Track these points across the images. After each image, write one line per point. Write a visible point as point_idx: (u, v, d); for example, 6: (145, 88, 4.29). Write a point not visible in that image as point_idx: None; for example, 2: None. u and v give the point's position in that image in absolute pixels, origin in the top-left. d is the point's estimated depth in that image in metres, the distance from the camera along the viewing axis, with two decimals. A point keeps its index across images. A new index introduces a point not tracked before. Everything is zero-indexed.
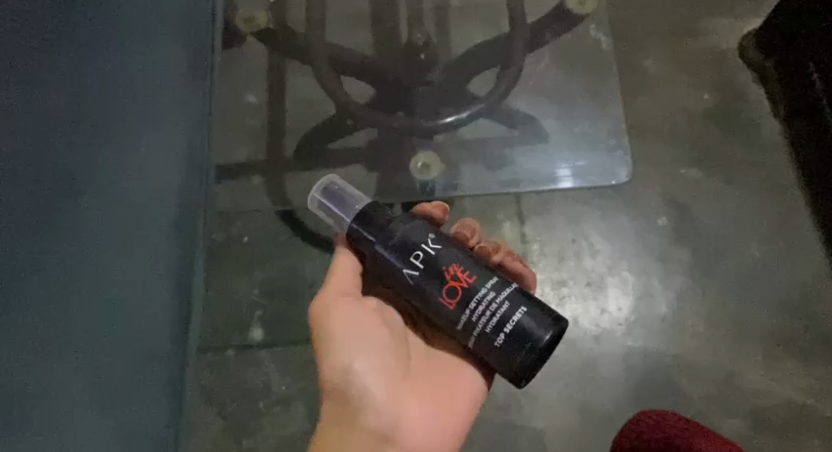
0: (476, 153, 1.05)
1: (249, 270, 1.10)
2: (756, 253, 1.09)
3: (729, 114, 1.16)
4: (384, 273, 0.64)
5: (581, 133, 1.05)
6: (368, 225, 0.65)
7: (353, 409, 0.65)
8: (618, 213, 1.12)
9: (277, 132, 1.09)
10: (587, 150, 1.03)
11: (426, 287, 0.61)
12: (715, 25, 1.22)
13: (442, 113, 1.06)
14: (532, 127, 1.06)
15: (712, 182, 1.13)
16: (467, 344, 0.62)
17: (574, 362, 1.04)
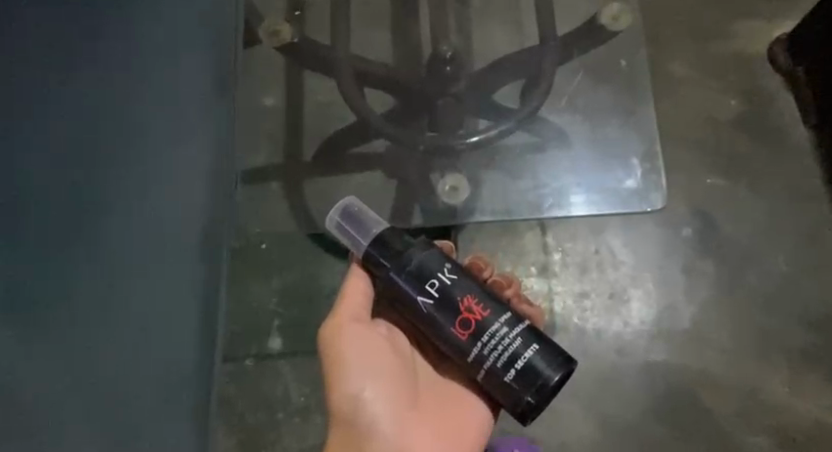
0: (500, 169, 1.06)
1: (267, 277, 1.09)
2: (781, 266, 1.07)
3: (757, 121, 1.13)
4: (397, 300, 0.62)
5: (602, 155, 1.07)
6: (384, 250, 0.62)
7: (361, 437, 0.65)
8: (643, 221, 1.10)
9: (297, 136, 1.11)
10: (612, 174, 1.06)
11: (440, 317, 0.60)
12: (746, 26, 1.18)
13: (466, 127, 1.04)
14: (559, 146, 1.07)
15: (738, 191, 1.10)
16: (475, 375, 0.61)
17: (595, 375, 1.02)
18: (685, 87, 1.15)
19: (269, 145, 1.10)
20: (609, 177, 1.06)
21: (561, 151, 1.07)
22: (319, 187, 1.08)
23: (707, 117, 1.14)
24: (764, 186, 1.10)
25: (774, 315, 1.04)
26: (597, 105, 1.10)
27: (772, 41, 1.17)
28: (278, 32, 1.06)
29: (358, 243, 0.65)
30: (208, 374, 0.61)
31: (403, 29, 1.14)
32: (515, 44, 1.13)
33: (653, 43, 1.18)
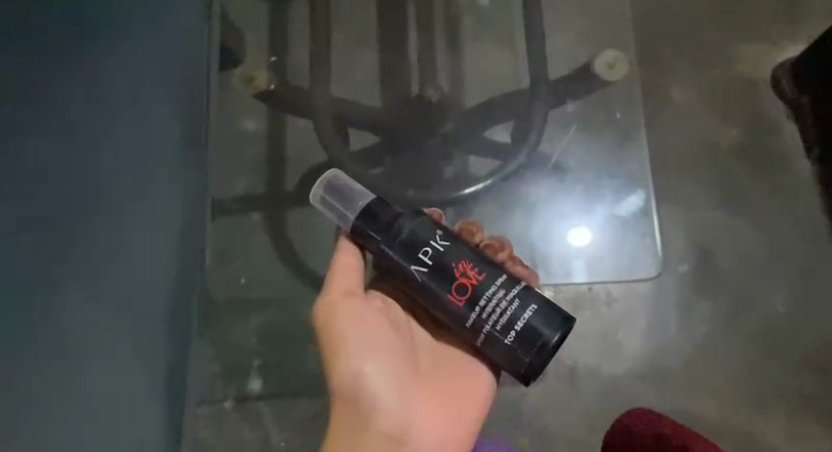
0: (494, 213, 1.01)
1: (246, 317, 0.99)
2: (781, 309, 1.01)
3: (757, 151, 1.08)
4: (391, 271, 0.64)
5: (594, 195, 1.02)
6: (375, 223, 0.64)
7: (363, 414, 0.66)
8: (630, 266, 1.01)
9: (280, 165, 1.08)
10: (604, 223, 1.01)
11: (436, 288, 0.62)
12: (748, 51, 1.13)
13: (455, 167, 1.03)
14: (558, 188, 1.02)
15: (738, 226, 1.05)
16: (474, 339, 0.63)
17: (582, 418, 0.98)
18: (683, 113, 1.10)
19: (252, 173, 1.06)
20: (603, 219, 1.01)
21: (553, 185, 1.02)
22: (300, 220, 1.05)
23: (704, 146, 1.09)
24: (764, 220, 1.05)
25: (772, 359, 0.99)
26: (588, 145, 1.04)
27: (777, 67, 1.11)
28: (255, 78, 1.05)
29: (349, 216, 0.66)
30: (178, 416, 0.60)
31: (390, 57, 1.10)
32: (508, 62, 1.09)
33: (651, 66, 1.12)
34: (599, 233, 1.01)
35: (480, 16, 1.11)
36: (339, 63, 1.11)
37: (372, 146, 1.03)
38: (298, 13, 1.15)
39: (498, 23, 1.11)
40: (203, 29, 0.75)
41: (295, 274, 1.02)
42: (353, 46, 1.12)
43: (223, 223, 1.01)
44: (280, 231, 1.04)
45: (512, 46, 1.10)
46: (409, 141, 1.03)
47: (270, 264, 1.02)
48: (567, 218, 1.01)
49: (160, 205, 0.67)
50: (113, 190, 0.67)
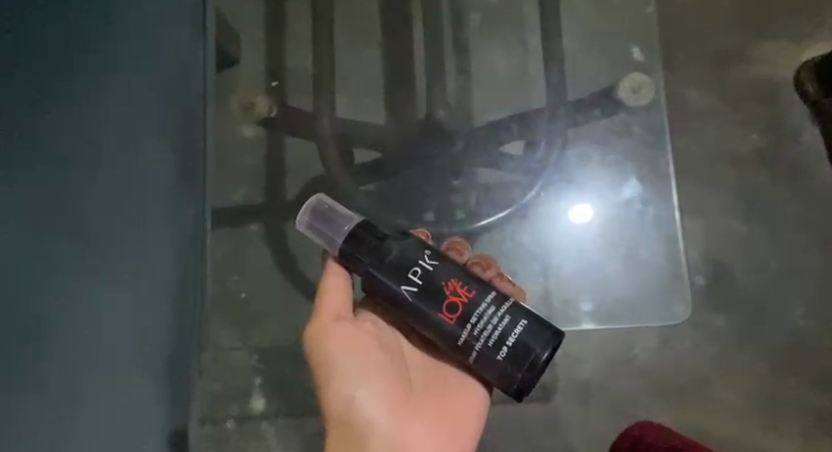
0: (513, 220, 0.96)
1: (246, 336, 0.96)
2: (798, 322, 0.97)
3: (779, 159, 1.02)
4: (379, 295, 0.60)
5: (611, 206, 0.97)
6: (358, 244, 0.60)
7: (355, 440, 0.62)
8: (644, 283, 0.97)
9: (278, 175, 1.01)
10: (621, 245, 0.97)
11: (426, 307, 0.58)
12: (773, 50, 1.06)
13: (466, 176, 0.97)
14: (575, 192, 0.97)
15: (757, 237, 1.00)
16: (464, 358, 0.59)
17: (589, 436, 0.95)
18: (701, 117, 1.04)
19: (248, 182, 1.00)
20: (622, 234, 0.97)
21: (561, 191, 0.97)
22: (298, 232, 0.98)
23: (725, 155, 1.03)
24: (784, 231, 1.00)
25: (787, 377, 0.95)
26: (608, 163, 0.99)
27: (798, 68, 1.04)
28: (255, 105, 1.03)
29: (329, 236, 0.62)
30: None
31: (393, 60, 1.04)
32: (515, 64, 1.02)
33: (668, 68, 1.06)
34: (625, 244, 0.97)
35: (487, 12, 1.04)
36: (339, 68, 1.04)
37: (376, 165, 0.97)
38: (295, 11, 1.07)
39: (508, 19, 1.03)
40: (196, 40, 0.66)
41: (295, 289, 0.97)
42: (353, 48, 1.05)
43: (222, 237, 0.97)
44: (279, 244, 0.98)
45: (521, 46, 1.03)
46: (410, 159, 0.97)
47: (267, 279, 0.97)
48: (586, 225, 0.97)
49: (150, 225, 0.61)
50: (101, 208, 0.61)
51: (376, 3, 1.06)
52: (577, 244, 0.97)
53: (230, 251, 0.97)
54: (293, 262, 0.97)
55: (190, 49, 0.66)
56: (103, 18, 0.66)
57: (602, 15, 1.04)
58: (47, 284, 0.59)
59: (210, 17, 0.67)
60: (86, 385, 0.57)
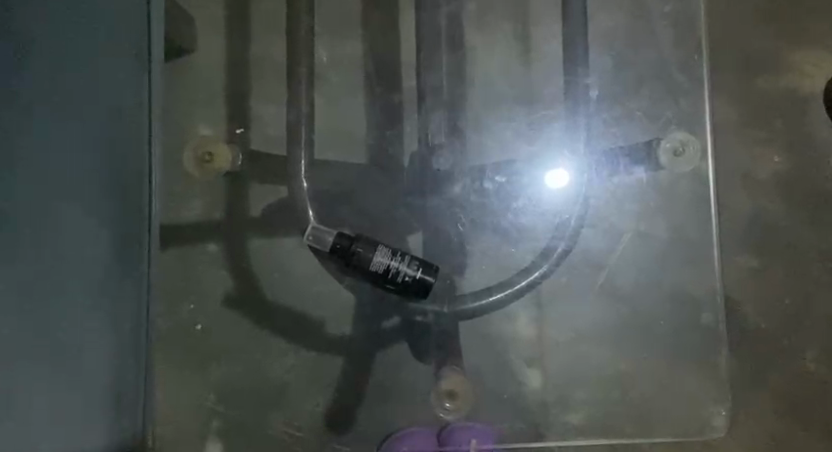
0: (482, 198, 0.73)
1: (202, 366, 0.82)
2: (811, 368, 0.90)
3: (799, 185, 0.92)
4: (350, 241, 0.67)
5: (623, 240, 0.84)
6: (347, 236, 0.67)
7: None
8: (664, 326, 0.84)
9: (239, 193, 0.84)
10: (633, 300, 0.84)
11: (405, 260, 0.67)
12: (807, 58, 0.94)
13: (456, 179, 0.72)
14: (548, 152, 0.74)
15: (775, 273, 0.91)
16: (403, 256, 0.67)
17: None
18: (719, 136, 0.92)
19: (208, 193, 0.84)
20: (634, 276, 0.84)
21: (521, 159, 0.74)
22: (261, 252, 0.83)
23: (737, 172, 0.92)
24: (795, 263, 0.91)
25: (792, 417, 0.89)
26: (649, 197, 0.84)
27: (805, 71, 0.93)
28: (213, 156, 0.83)
29: (329, 239, 0.68)
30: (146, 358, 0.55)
31: (379, 42, 0.79)
32: (518, 61, 0.79)
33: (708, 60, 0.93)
34: (608, 247, 0.84)
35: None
36: (322, 54, 0.79)
37: (354, 193, 0.74)
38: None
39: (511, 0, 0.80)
40: (138, 80, 0.55)
41: (261, 322, 0.83)
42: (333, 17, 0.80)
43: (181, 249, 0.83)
44: (242, 264, 0.83)
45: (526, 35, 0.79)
46: (390, 171, 0.75)
47: (229, 308, 0.83)
48: (551, 188, 0.72)
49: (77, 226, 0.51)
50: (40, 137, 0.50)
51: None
52: (542, 213, 0.72)
53: (188, 270, 0.83)
54: (263, 285, 0.83)
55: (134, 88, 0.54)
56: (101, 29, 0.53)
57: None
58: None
59: (157, 46, 0.56)
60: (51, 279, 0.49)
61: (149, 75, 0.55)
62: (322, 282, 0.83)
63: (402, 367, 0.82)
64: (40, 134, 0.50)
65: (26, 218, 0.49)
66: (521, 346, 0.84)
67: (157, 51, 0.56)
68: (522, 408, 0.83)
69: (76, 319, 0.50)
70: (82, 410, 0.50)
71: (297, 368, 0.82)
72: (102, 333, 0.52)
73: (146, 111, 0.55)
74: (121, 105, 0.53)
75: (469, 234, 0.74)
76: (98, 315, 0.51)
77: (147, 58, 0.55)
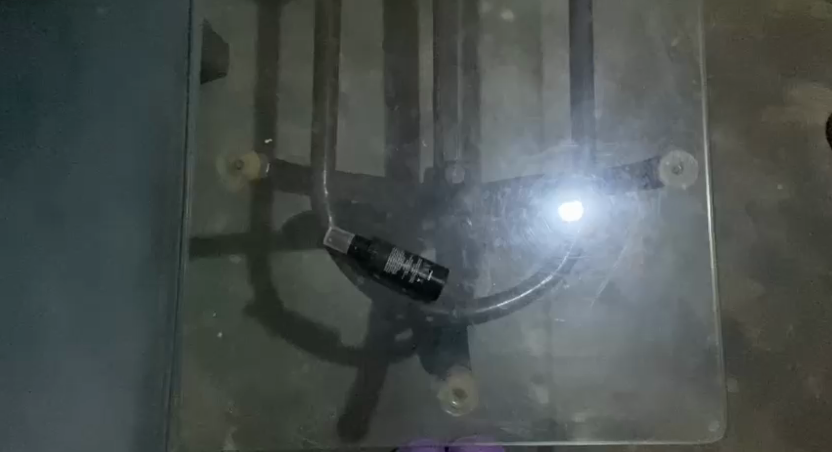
0: (494, 207, 0.77)
1: (221, 374, 0.77)
2: (815, 393, 0.91)
3: (802, 214, 0.95)
4: (366, 241, 0.73)
5: (651, 255, 0.78)
6: (363, 239, 0.74)
7: None
8: (671, 351, 0.77)
9: (263, 205, 0.81)
10: (653, 315, 0.78)
11: (417, 261, 0.73)
12: (808, 92, 0.97)
13: (467, 188, 0.78)
14: (556, 166, 0.78)
15: (779, 299, 0.93)
16: (415, 256, 0.73)
17: None
18: (725, 164, 0.96)
19: (232, 203, 0.80)
20: (650, 289, 0.78)
21: (532, 174, 0.78)
22: (287, 265, 0.79)
23: (742, 200, 0.95)
24: (798, 289, 0.93)
25: (796, 441, 0.90)
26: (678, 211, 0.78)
27: (809, 104, 0.97)
28: (243, 164, 0.81)
29: (348, 240, 0.75)
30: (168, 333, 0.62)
31: (398, 67, 0.85)
32: (531, 90, 0.84)
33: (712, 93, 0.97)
34: (639, 265, 0.78)
35: (505, 23, 0.86)
36: (345, 79, 0.84)
37: (370, 206, 0.78)
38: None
39: (522, 32, 0.86)
40: (175, 93, 0.63)
41: (282, 331, 0.79)
42: (357, 46, 0.85)
43: (205, 261, 0.78)
44: (264, 275, 0.79)
45: (540, 64, 0.85)
46: (406, 183, 0.79)
47: (250, 316, 0.78)
48: (560, 199, 0.77)
49: (116, 224, 0.59)
50: (86, 154, 0.58)
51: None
52: (549, 225, 0.76)
53: (210, 279, 0.78)
54: (286, 297, 0.79)
55: (172, 104, 0.63)
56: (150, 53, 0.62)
57: (671, 18, 0.84)
58: (35, 281, 0.56)
59: (192, 66, 0.65)
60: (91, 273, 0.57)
61: (187, 93, 0.64)
62: (346, 294, 0.79)
63: (417, 378, 0.77)
64: (87, 151, 0.58)
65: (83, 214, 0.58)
66: (528, 361, 0.78)
67: (194, 72, 0.65)
68: (536, 431, 0.76)
69: (116, 305, 0.58)
70: (114, 379, 0.58)
71: (313, 377, 0.78)
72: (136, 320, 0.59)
73: (182, 122, 0.64)
74: (161, 117, 0.62)
75: (484, 243, 0.77)
76: (132, 304, 0.59)
77: (186, 75, 0.64)
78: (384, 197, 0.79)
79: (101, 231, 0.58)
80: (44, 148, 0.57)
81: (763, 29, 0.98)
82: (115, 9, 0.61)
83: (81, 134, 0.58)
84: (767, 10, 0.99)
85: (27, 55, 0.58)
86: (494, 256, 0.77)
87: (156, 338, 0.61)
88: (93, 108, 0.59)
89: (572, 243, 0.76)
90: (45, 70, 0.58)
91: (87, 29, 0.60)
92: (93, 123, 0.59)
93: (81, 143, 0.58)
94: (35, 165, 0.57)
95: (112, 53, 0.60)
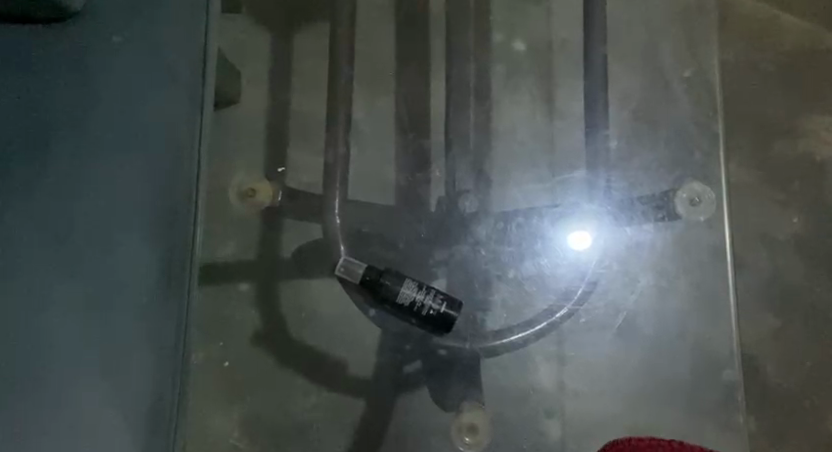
0: (505, 238, 0.75)
1: (229, 405, 0.75)
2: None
3: (818, 247, 0.93)
4: (380, 273, 0.70)
5: (667, 288, 0.77)
6: (376, 269, 0.70)
7: None
8: (687, 385, 0.76)
9: (272, 232, 0.80)
10: (670, 349, 0.77)
11: (431, 293, 0.70)
12: (822, 125, 0.97)
13: (478, 216, 0.76)
14: (572, 195, 0.77)
15: (796, 333, 0.91)
16: (427, 288, 0.70)
17: None
18: (739, 196, 0.95)
19: (241, 231, 0.79)
20: (666, 322, 0.77)
21: (546, 204, 0.77)
22: (296, 293, 0.78)
23: (757, 232, 0.94)
24: (815, 324, 0.92)
25: None
26: (691, 245, 0.77)
27: (823, 135, 0.96)
28: (255, 191, 0.80)
29: (360, 270, 0.71)
30: (182, 375, 0.57)
31: (410, 95, 0.85)
32: (542, 118, 0.84)
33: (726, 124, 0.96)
34: (653, 298, 0.77)
35: (517, 53, 0.86)
36: (358, 108, 0.85)
37: (382, 235, 0.76)
38: (312, 28, 0.88)
39: (534, 62, 0.86)
40: (190, 121, 0.60)
41: (290, 361, 0.77)
42: (369, 74, 0.86)
43: (214, 289, 0.77)
44: (272, 303, 0.78)
45: (552, 93, 0.85)
46: (418, 211, 0.78)
47: (257, 344, 0.77)
48: (579, 231, 0.74)
49: (125, 253, 0.57)
50: (96, 179, 0.58)
51: (395, 21, 0.88)
52: (566, 259, 0.74)
53: (219, 309, 0.77)
54: (293, 325, 0.78)
55: (186, 131, 0.60)
56: (163, 79, 0.60)
57: (684, 49, 0.84)
58: (42, 314, 0.55)
59: (210, 90, 0.61)
60: (98, 301, 0.56)
61: (202, 120, 0.61)
62: (355, 323, 0.77)
63: (428, 411, 0.76)
64: (98, 176, 0.58)
65: (91, 242, 0.57)
66: (540, 395, 0.76)
67: (210, 97, 0.61)
68: None
69: (122, 336, 0.56)
70: (121, 418, 0.54)
71: (319, 409, 0.77)
72: (143, 353, 0.56)
73: (197, 148, 0.60)
74: (174, 143, 0.59)
75: (497, 273, 0.75)
76: (140, 336, 0.56)
77: (201, 101, 0.61)
78: (396, 223, 0.77)
79: (109, 259, 0.57)
80: (56, 181, 0.58)
81: (775, 60, 0.98)
82: (131, 38, 0.60)
83: (93, 159, 0.58)
84: (780, 42, 0.99)
85: (43, 92, 0.59)
86: (509, 287, 0.75)
87: (168, 378, 0.56)
88: (106, 132, 0.58)
89: (586, 277, 0.74)
90: (60, 101, 0.59)
91: (102, 54, 0.60)
92: (104, 147, 0.58)
93: (92, 167, 0.58)
94: (48, 199, 0.57)
95: (127, 82, 0.59)
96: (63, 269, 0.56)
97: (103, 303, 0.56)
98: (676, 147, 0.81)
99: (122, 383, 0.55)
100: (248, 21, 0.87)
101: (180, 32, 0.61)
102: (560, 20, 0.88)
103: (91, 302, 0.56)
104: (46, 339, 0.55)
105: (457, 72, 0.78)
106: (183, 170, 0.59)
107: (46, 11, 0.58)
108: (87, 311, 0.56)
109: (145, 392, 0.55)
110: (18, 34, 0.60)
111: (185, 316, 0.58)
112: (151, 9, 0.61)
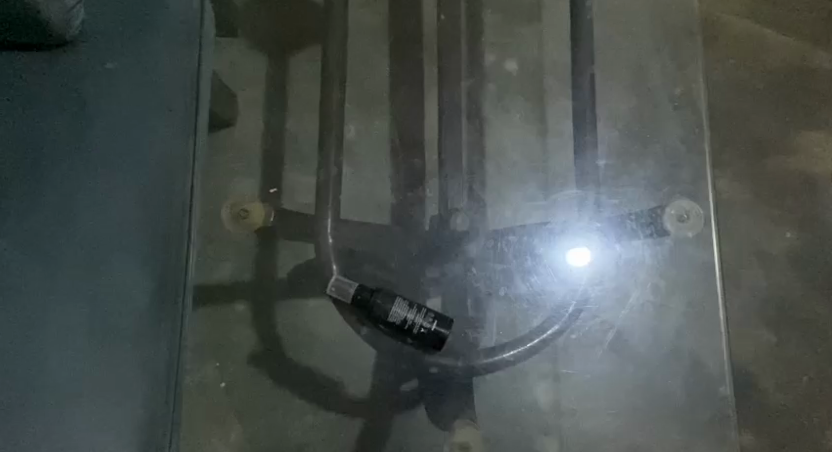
0: (500, 256, 0.76)
1: (225, 423, 0.76)
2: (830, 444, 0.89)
3: (812, 262, 0.94)
4: (372, 292, 0.71)
5: (660, 303, 0.78)
6: (368, 288, 0.72)
7: None
8: (681, 401, 0.76)
9: (266, 252, 0.80)
10: (663, 364, 0.77)
11: (423, 313, 0.71)
12: (813, 141, 0.97)
13: (471, 235, 0.75)
14: (562, 215, 0.77)
15: (792, 348, 0.91)
16: (419, 306, 0.71)
17: None
18: (731, 211, 0.95)
19: (237, 253, 0.79)
20: (659, 339, 0.77)
21: (539, 220, 0.78)
22: (292, 312, 0.79)
23: (751, 247, 0.94)
24: (811, 339, 0.92)
25: None
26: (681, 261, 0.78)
27: (814, 152, 0.97)
28: (248, 213, 0.80)
29: (351, 290, 0.72)
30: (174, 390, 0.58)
31: (404, 116, 0.86)
32: (535, 138, 0.85)
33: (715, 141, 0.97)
34: (645, 313, 0.78)
35: (510, 73, 0.88)
36: (352, 127, 0.86)
37: (374, 255, 0.76)
38: (307, 51, 0.89)
39: (526, 82, 0.88)
40: (185, 143, 0.61)
41: (283, 380, 0.77)
42: (363, 95, 0.87)
43: (210, 310, 0.78)
44: (269, 324, 0.78)
45: (543, 112, 0.87)
46: (410, 230, 0.79)
47: (253, 365, 0.77)
48: (569, 247, 0.75)
49: (120, 272, 0.58)
50: (91, 200, 0.59)
51: (389, 45, 0.89)
52: (558, 276, 0.75)
53: (217, 330, 0.77)
54: (287, 345, 0.78)
55: (180, 154, 0.61)
56: (156, 104, 0.61)
57: (673, 68, 0.86)
58: (38, 335, 0.56)
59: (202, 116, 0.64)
60: (92, 320, 0.57)
61: (194, 142, 0.62)
62: (349, 343, 0.78)
63: (420, 430, 0.75)
64: (93, 197, 0.59)
65: (86, 261, 0.58)
66: (536, 413, 0.76)
67: (202, 121, 0.64)
68: None
69: (116, 355, 0.56)
70: (117, 433, 0.55)
71: (317, 429, 0.77)
72: (137, 372, 0.56)
73: (190, 169, 0.62)
74: (168, 164, 0.60)
75: (490, 289, 0.75)
76: (133, 355, 0.57)
77: (195, 125, 0.63)
78: (390, 243, 0.78)
79: (103, 278, 0.57)
80: (51, 205, 0.58)
81: (767, 78, 0.99)
82: (125, 62, 0.61)
83: (89, 181, 0.59)
84: (770, 59, 1.00)
85: (40, 117, 0.60)
86: (499, 303, 0.75)
87: (161, 393, 0.57)
88: (100, 154, 0.59)
89: (578, 293, 0.75)
90: (56, 124, 0.60)
91: (97, 77, 0.61)
92: (99, 168, 0.59)
93: (88, 188, 0.59)
94: (44, 220, 0.58)
95: (121, 105, 0.60)
96: (58, 288, 0.57)
97: (98, 321, 0.57)
98: (666, 165, 0.82)
99: (117, 399, 0.56)
100: (244, 45, 0.89)
101: (174, 56, 0.62)
102: (549, 42, 0.89)
103: (85, 320, 0.56)
104: (41, 358, 0.55)
105: (447, 90, 0.78)
106: (174, 191, 0.60)
107: (42, 38, 0.60)
108: (81, 330, 0.56)
109: (139, 408, 0.56)
110: (16, 59, 0.61)
111: (177, 334, 0.59)
112: (145, 35, 0.62)
